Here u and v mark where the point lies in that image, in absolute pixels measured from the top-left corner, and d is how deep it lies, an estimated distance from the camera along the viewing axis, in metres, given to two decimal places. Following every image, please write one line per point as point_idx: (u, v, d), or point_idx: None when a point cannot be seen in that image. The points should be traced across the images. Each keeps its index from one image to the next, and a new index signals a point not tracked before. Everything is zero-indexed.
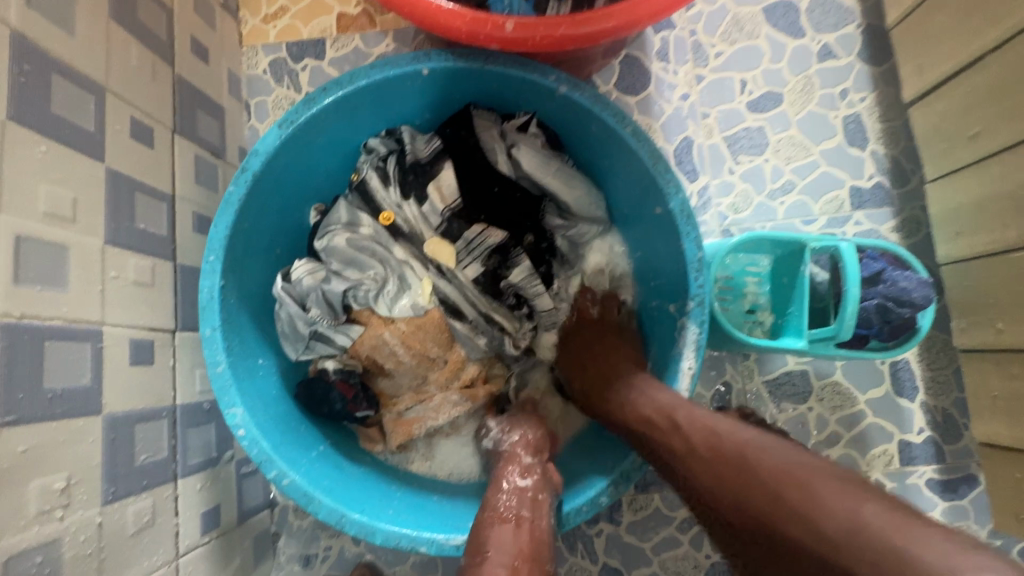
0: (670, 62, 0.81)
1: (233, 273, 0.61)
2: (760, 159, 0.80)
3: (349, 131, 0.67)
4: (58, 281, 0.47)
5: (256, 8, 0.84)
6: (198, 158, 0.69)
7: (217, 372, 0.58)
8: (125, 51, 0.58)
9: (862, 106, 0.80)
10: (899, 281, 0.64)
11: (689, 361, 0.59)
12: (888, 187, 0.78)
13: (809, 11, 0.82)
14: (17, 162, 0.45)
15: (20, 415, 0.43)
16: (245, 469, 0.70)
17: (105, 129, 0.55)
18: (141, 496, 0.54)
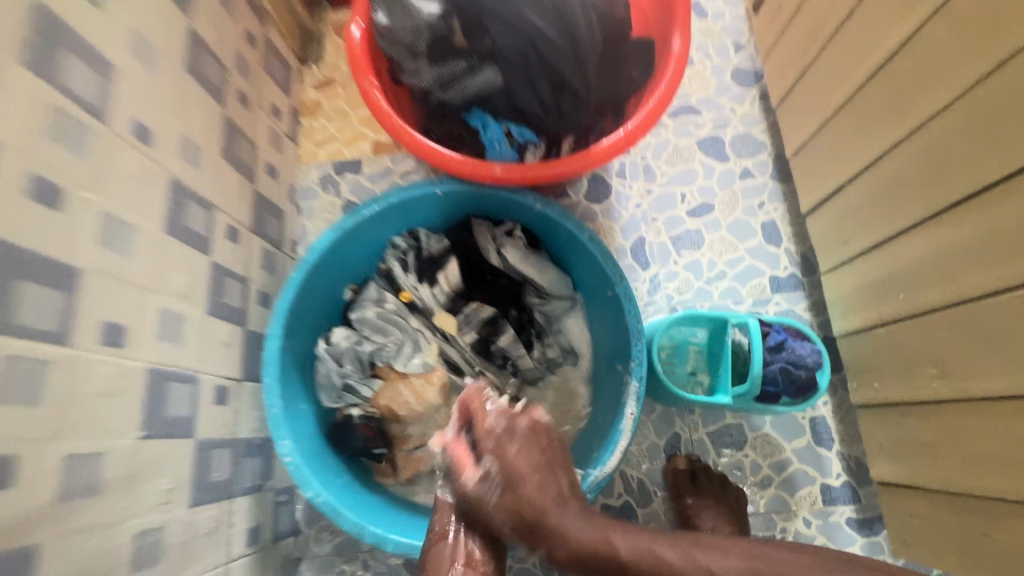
0: (626, 179, 1.06)
1: (288, 336, 0.82)
2: (698, 253, 1.03)
3: (380, 231, 0.89)
4: (177, 338, 0.67)
5: (312, 136, 1.11)
6: (264, 249, 0.92)
7: (272, 412, 0.77)
8: (226, 176, 0.82)
9: (776, 213, 1.04)
10: (796, 349, 0.83)
11: (631, 407, 0.76)
12: (799, 277, 1.00)
13: (732, 143, 1.08)
14: (168, 257, 0.67)
15: (153, 431, 0.61)
16: (279, 498, 0.86)
17: (212, 231, 0.77)
18: (211, 506, 0.70)
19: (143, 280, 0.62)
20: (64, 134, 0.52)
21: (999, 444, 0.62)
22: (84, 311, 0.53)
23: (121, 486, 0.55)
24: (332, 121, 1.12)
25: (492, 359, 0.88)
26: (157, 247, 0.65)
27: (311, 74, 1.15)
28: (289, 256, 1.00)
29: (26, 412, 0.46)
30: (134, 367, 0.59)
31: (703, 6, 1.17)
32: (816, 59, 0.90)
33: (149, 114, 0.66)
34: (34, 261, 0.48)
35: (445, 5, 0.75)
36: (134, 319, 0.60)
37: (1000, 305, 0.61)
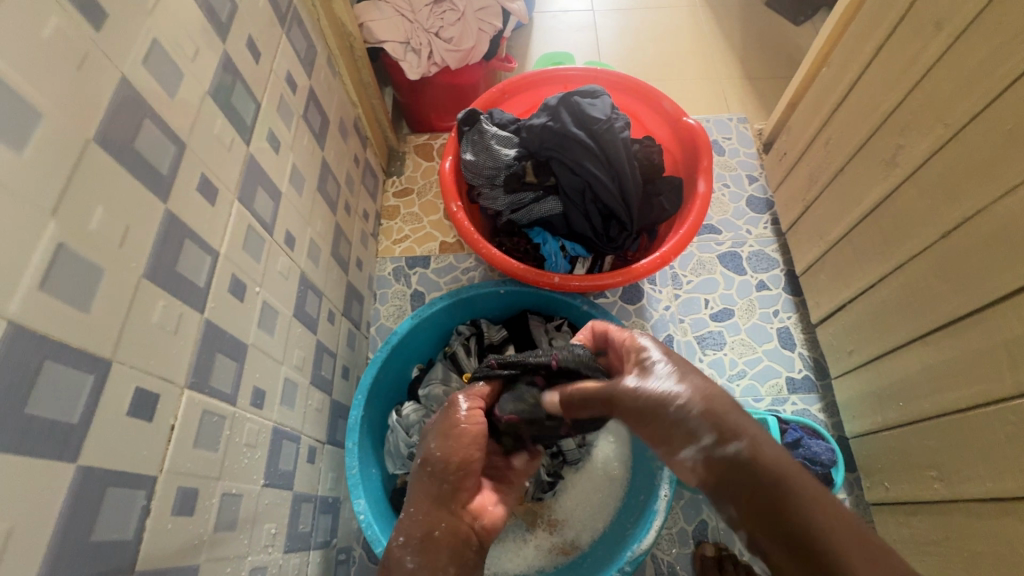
0: (656, 284, 1.23)
1: (367, 407, 0.96)
2: (720, 352, 1.16)
3: (445, 320, 1.06)
4: (291, 403, 0.81)
5: (389, 235, 1.33)
6: (348, 329, 1.08)
7: (351, 472, 0.89)
8: (330, 270, 1.01)
9: (789, 321, 1.18)
10: (813, 446, 0.94)
11: (665, 489, 0.87)
12: (813, 379, 1.12)
13: (748, 258, 1.25)
14: (293, 334, 0.83)
15: (271, 481, 0.73)
16: (339, 556, 0.95)
17: (319, 314, 0.94)
18: (296, 553, 0.80)
19: (278, 354, 0.78)
20: (251, 245, 0.71)
21: (993, 543, 0.73)
22: (246, 375, 0.68)
23: (249, 524, 0.67)
24: (407, 222, 1.34)
25: None
26: (288, 328, 0.81)
27: (392, 184, 1.39)
28: (363, 335, 1.16)
29: (210, 455, 0.59)
30: (265, 424, 0.72)
31: (721, 145, 1.41)
32: (815, 200, 1.10)
33: (294, 224, 0.86)
34: (227, 337, 0.64)
35: (520, 151, 0.97)
36: (270, 384, 0.74)
37: (983, 418, 0.73)
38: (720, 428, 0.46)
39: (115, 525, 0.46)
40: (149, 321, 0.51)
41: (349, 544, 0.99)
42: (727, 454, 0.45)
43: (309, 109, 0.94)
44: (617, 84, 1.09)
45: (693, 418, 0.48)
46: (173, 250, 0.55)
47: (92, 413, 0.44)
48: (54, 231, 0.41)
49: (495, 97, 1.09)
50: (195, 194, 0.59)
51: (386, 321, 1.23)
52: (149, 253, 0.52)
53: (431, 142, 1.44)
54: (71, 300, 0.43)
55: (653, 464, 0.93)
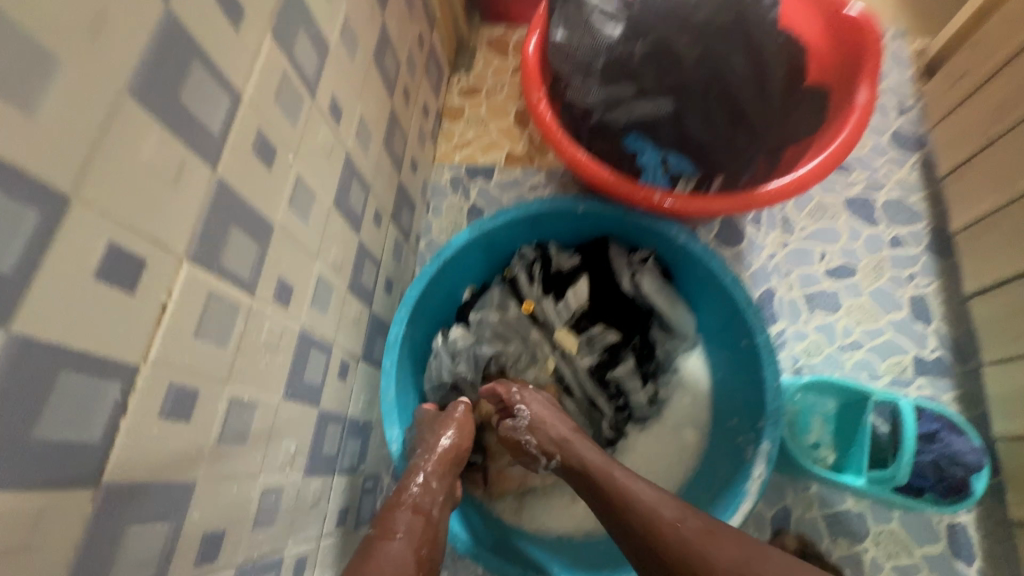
0: (762, 227, 1.01)
1: (410, 325, 0.83)
2: (833, 316, 0.95)
3: (509, 237, 0.90)
4: (323, 307, 0.68)
5: (450, 139, 1.15)
6: (396, 238, 0.94)
7: (386, 396, 0.78)
8: (382, 163, 0.86)
9: (927, 289, 0.95)
10: (953, 444, 0.74)
11: (759, 468, 0.71)
12: (949, 362, 0.90)
13: (884, 207, 1.00)
14: (331, 227, 0.69)
15: (294, 393, 0.62)
16: (366, 485, 0.86)
17: (364, 211, 0.79)
18: (318, 478, 0.70)
19: (312, 248, 0.64)
20: (286, 99, 0.56)
21: None
22: (269, 264, 0.55)
23: (264, 439, 0.56)
24: (471, 126, 1.16)
25: (604, 387, 0.83)
26: (326, 218, 0.67)
27: (458, 81, 1.20)
28: (411, 249, 1.03)
29: (217, 352, 0.47)
30: (290, 324, 0.60)
31: None
32: (1001, 135, 0.86)
33: (343, 93, 0.70)
34: (249, 210, 0.51)
35: (629, 31, 0.75)
36: (299, 280, 0.61)
37: None
38: (534, 420, 0.72)
39: (76, 419, 0.35)
40: (134, 157, 0.37)
41: (377, 473, 0.90)
42: (519, 418, 0.73)
43: None
44: None
45: (596, 463, 0.65)
46: (175, 68, 0.40)
47: (32, 265, 0.31)
48: None
49: None
50: (212, 2, 0.43)
51: (438, 237, 1.09)
52: (138, 62, 0.37)
53: (506, 36, 1.23)
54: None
55: (744, 437, 0.76)
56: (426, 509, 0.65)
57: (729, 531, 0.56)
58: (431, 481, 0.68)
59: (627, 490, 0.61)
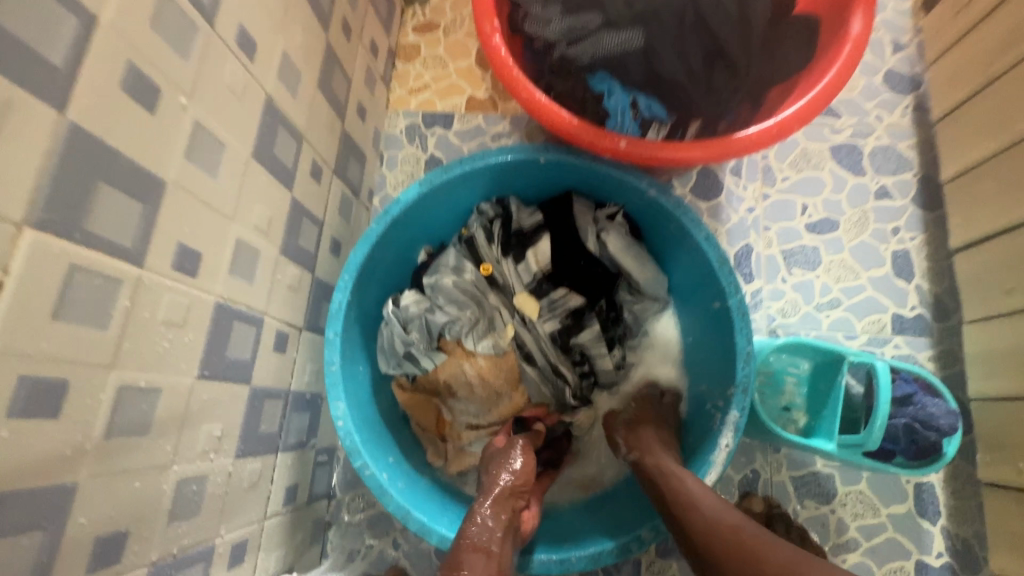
0: (741, 178, 0.94)
1: (357, 291, 0.76)
2: (812, 273, 0.90)
3: (465, 192, 0.82)
4: (249, 275, 0.61)
5: (404, 82, 1.04)
6: (342, 194, 0.86)
7: (330, 369, 0.71)
8: (319, 109, 0.76)
9: (911, 244, 0.90)
10: (928, 406, 0.71)
11: (726, 438, 0.68)
12: (929, 320, 0.86)
13: (872, 155, 0.94)
14: (251, 185, 0.60)
15: (213, 371, 0.55)
16: (319, 458, 0.82)
17: (298, 165, 0.70)
18: (256, 458, 0.64)
19: (227, 208, 0.56)
20: (168, 25, 0.46)
21: None
22: (164, 227, 0.47)
23: (176, 425, 0.50)
24: (428, 68, 1.04)
25: (568, 354, 0.78)
26: (244, 173, 0.59)
27: (413, 15, 1.07)
28: (363, 205, 0.95)
29: (93, 333, 0.40)
30: (201, 296, 0.52)
31: None
32: (1010, 68, 0.78)
33: (256, 23, 0.59)
34: (123, 163, 0.42)
35: None
36: (211, 246, 0.54)
37: None
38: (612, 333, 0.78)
39: None
40: None
41: (331, 445, 0.85)
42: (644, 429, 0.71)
43: None
44: None
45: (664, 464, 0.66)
46: None
47: None
48: None
49: None
50: None
51: (393, 192, 1.00)
52: None
53: None
54: None
55: (713, 405, 0.73)
56: (490, 547, 0.59)
57: (758, 533, 0.54)
58: (489, 516, 0.62)
59: (685, 495, 0.61)
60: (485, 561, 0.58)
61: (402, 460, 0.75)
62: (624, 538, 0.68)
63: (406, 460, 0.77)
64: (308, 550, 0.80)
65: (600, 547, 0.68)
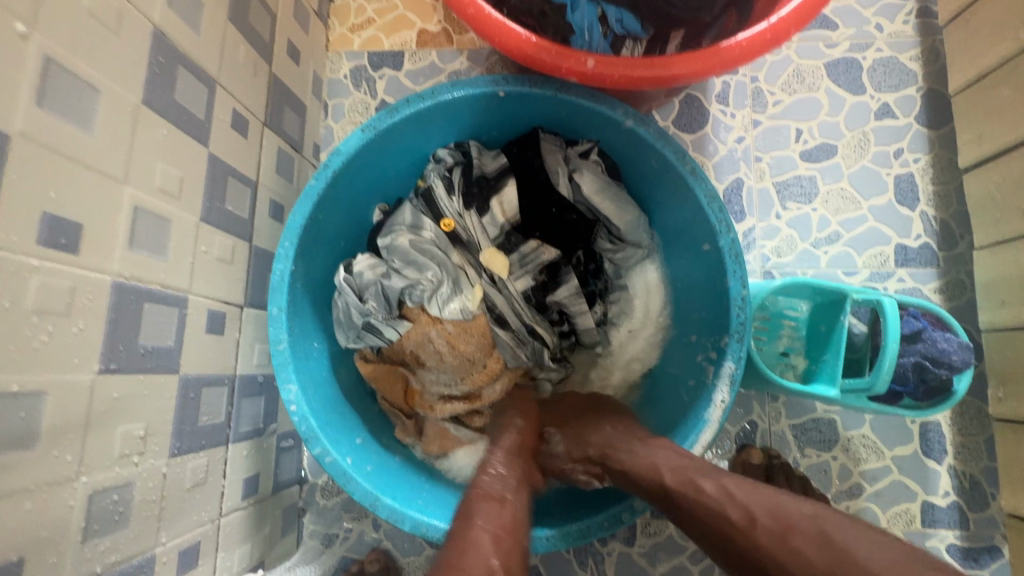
0: (728, 105, 0.84)
1: (302, 259, 0.67)
2: (809, 207, 0.82)
3: (417, 138, 0.71)
4: (159, 249, 0.51)
5: (344, 18, 0.91)
6: (280, 150, 0.75)
7: (278, 348, 0.63)
8: (235, 49, 0.64)
9: (916, 166, 0.82)
10: (939, 342, 0.65)
11: (722, 394, 0.62)
12: (935, 249, 0.80)
13: (872, 70, 0.84)
14: (145, 140, 0.50)
15: (121, 364, 0.47)
16: (284, 444, 0.75)
17: (212, 116, 0.60)
18: (199, 454, 0.57)
19: (113, 168, 0.46)
20: None
21: None
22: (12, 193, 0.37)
23: (75, 432, 0.42)
24: None
25: (545, 313, 0.71)
26: (132, 125, 0.48)
27: None
28: (309, 163, 0.84)
29: None
30: (90, 276, 0.44)
31: None
32: None
33: None
34: None
35: None
36: (95, 214, 0.44)
37: None
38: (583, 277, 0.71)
39: None
40: None
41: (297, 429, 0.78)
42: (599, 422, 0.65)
43: None
44: None
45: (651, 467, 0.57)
46: None
47: None
48: None
49: None
50: None
51: None
52: None
53: None
54: None
55: (705, 357, 0.66)
56: (504, 495, 0.56)
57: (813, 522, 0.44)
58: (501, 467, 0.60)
59: (691, 501, 0.51)
60: (499, 508, 0.54)
61: (371, 440, 0.69)
62: (613, 509, 0.62)
63: (376, 441, 0.70)
64: (280, 540, 0.74)
65: (587, 520, 0.62)
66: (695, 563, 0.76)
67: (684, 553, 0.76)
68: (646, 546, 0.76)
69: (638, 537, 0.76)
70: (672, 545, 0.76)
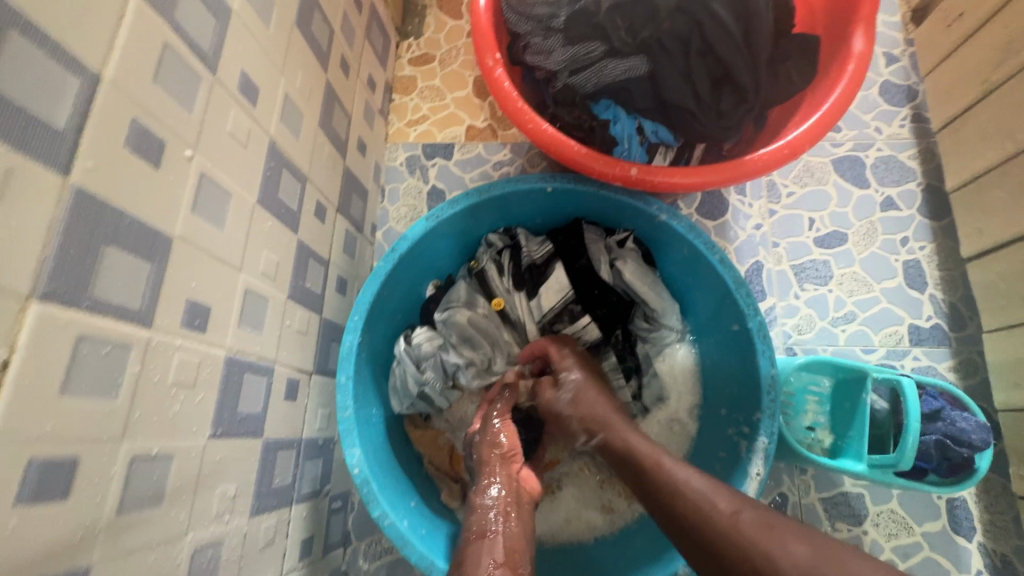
0: (746, 196, 0.94)
1: (367, 331, 0.74)
2: (825, 288, 0.89)
3: (471, 224, 0.80)
4: (258, 324, 0.59)
5: (402, 114, 1.04)
6: (346, 230, 0.84)
7: (344, 414, 0.69)
8: (321, 148, 0.75)
9: (922, 253, 0.89)
10: (958, 421, 0.69)
11: (757, 466, 0.65)
12: (945, 329, 0.85)
13: (874, 167, 0.94)
14: (257, 232, 0.58)
15: (225, 429, 0.52)
16: (334, 505, 0.79)
17: (302, 207, 0.69)
18: (271, 514, 0.62)
19: (233, 255, 0.54)
20: (170, 77, 0.45)
21: None
22: (173, 284, 0.45)
23: (189, 490, 0.47)
24: (425, 99, 1.04)
25: None
26: (249, 220, 0.57)
27: (408, 48, 1.07)
28: (367, 240, 0.93)
29: (106, 403, 0.38)
30: (212, 352, 0.50)
31: None
32: (1007, 80, 0.79)
33: (255, 68, 0.58)
34: (130, 224, 0.41)
35: None
36: (220, 299, 0.52)
37: None
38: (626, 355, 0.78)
39: None
40: None
41: (345, 490, 0.82)
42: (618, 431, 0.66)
43: None
44: None
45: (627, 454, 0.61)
46: None
47: None
48: None
49: None
50: None
51: (397, 225, 0.99)
52: None
53: None
54: None
55: (737, 432, 0.71)
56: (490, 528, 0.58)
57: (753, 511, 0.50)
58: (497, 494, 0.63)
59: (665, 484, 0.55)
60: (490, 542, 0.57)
61: (424, 504, 0.73)
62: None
63: (427, 504, 0.74)
64: None
65: None
66: None
67: None
68: None
69: None
70: None
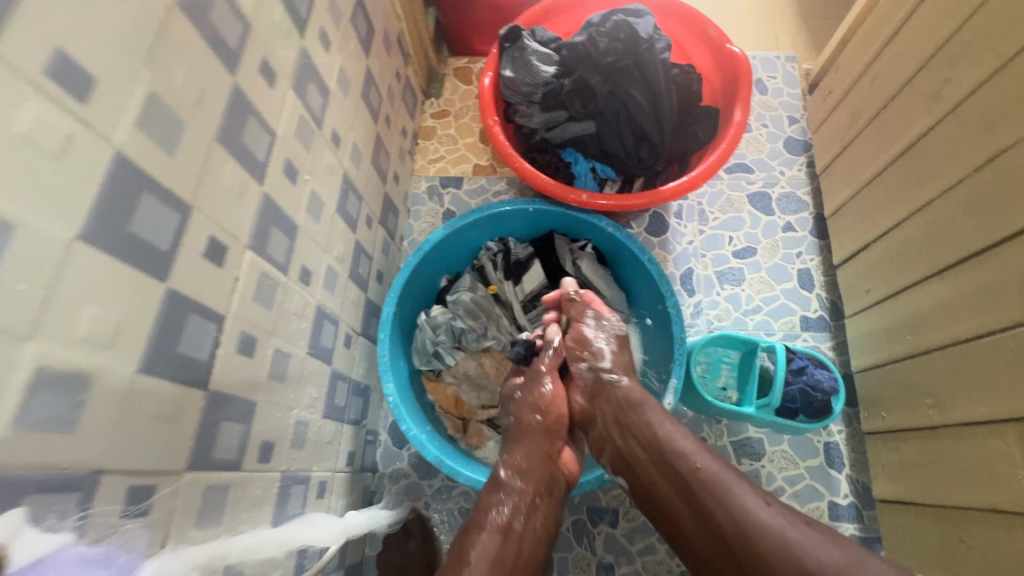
0: (682, 219, 1.25)
1: (399, 305, 1.04)
2: (739, 287, 1.19)
3: (476, 234, 1.11)
4: (332, 289, 0.89)
5: (425, 154, 1.37)
6: (384, 237, 1.15)
7: (383, 359, 0.98)
8: (372, 177, 1.07)
9: (811, 263, 1.20)
10: (815, 375, 0.98)
11: (668, 398, 0.94)
12: (827, 319, 1.15)
13: (778, 200, 1.25)
14: (335, 229, 0.89)
15: (313, 351, 0.82)
16: (368, 436, 1.06)
17: (359, 216, 1.00)
18: (332, 421, 0.90)
19: (323, 242, 0.85)
20: (303, 133, 0.77)
21: (980, 465, 0.80)
22: (296, 254, 0.76)
23: (296, 381, 0.76)
24: (443, 143, 1.38)
25: None
26: (332, 221, 0.88)
27: (431, 105, 1.41)
28: (397, 246, 1.24)
29: (267, 312, 0.68)
30: (310, 300, 0.80)
31: (764, 85, 1.35)
32: (851, 141, 1.11)
33: (340, 126, 0.90)
34: (282, 215, 0.71)
35: (559, 70, 0.99)
36: (315, 268, 0.82)
37: (986, 346, 0.79)
38: None
39: (196, 344, 0.54)
40: (221, 179, 0.58)
41: (375, 428, 1.10)
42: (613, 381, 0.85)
43: (358, 14, 0.95)
44: (659, 6, 1.08)
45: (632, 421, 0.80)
46: (240, 123, 0.61)
47: (176, 247, 0.51)
48: (147, 80, 0.47)
49: (538, 15, 1.09)
50: (258, 74, 0.64)
51: (419, 236, 1.30)
52: (221, 120, 0.57)
53: (470, 66, 1.45)
54: (160, 140, 0.49)
55: (660, 380, 1.00)
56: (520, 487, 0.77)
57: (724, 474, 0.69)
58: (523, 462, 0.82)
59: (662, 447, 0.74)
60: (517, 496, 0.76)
61: (436, 430, 1.01)
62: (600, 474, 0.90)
63: (438, 432, 1.02)
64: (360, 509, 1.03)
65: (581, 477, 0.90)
66: (661, 544, 1.03)
67: (653, 536, 1.03)
68: (626, 528, 1.04)
69: (621, 522, 1.04)
70: (644, 529, 1.03)
